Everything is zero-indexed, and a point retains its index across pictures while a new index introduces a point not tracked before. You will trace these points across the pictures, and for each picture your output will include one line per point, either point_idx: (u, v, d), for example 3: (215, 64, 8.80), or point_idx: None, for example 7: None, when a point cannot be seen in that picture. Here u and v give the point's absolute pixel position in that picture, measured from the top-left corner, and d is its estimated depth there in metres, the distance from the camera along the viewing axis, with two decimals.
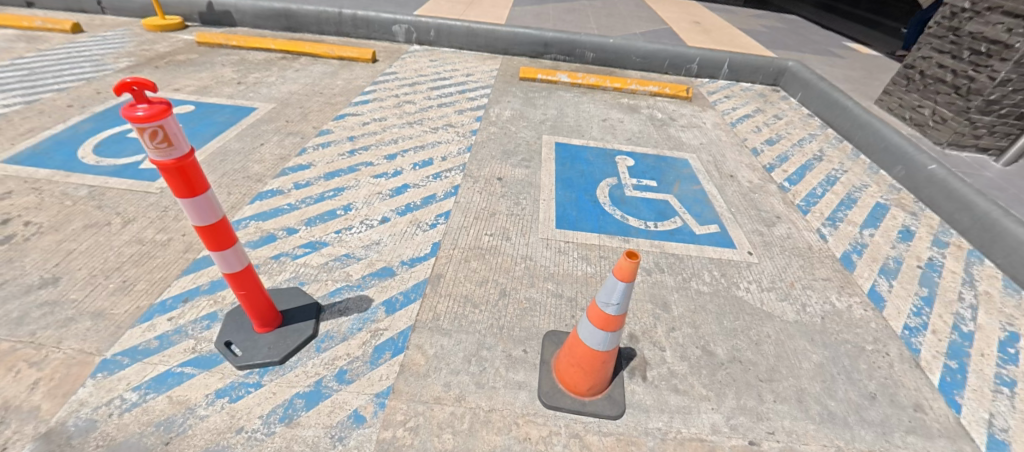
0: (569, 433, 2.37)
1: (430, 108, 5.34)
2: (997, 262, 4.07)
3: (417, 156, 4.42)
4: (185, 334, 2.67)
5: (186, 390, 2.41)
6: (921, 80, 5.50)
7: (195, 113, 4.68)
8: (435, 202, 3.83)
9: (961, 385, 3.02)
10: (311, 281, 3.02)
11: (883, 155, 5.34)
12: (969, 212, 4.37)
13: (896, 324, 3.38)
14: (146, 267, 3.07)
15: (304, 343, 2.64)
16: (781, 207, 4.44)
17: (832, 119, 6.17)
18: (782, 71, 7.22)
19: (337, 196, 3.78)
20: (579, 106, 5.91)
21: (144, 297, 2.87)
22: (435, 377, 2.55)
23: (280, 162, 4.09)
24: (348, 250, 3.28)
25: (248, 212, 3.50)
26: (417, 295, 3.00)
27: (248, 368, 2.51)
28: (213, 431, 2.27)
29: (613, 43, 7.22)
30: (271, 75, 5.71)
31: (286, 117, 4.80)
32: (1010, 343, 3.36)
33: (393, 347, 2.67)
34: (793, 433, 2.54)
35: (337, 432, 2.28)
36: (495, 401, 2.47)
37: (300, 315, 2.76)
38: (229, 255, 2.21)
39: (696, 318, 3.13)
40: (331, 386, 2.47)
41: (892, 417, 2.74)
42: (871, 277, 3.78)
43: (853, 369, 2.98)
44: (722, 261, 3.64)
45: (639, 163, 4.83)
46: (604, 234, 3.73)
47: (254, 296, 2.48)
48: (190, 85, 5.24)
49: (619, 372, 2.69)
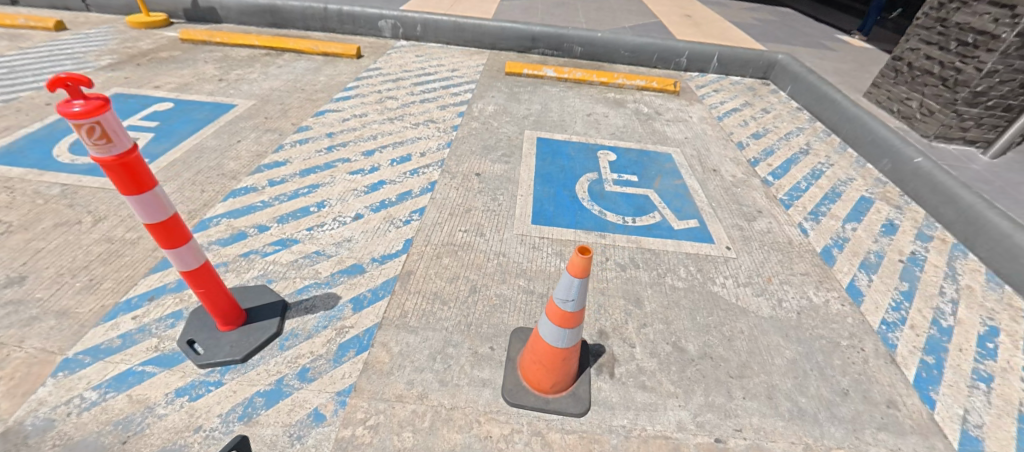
0: (531, 431, 2.35)
1: (412, 103, 5.29)
2: (981, 256, 4.03)
3: (395, 152, 4.37)
4: (149, 333, 2.65)
5: (146, 389, 2.40)
6: (909, 73, 5.43)
7: (174, 111, 4.63)
8: (410, 198, 3.79)
9: (936, 381, 2.98)
10: (279, 278, 3.00)
11: (870, 148, 5.29)
12: (954, 205, 4.33)
13: (873, 319, 3.34)
14: (114, 265, 3.05)
15: (267, 341, 2.62)
16: (764, 202, 4.40)
17: (820, 112, 6.12)
18: (772, 64, 7.13)
19: (311, 192, 3.74)
20: (564, 101, 5.85)
21: (110, 295, 2.85)
22: (398, 375, 2.52)
23: (256, 159, 4.05)
24: (319, 247, 3.25)
25: (220, 210, 3.47)
26: (385, 293, 2.97)
27: (209, 366, 2.49)
28: (171, 429, 2.25)
29: (602, 37, 7.15)
30: (253, 71, 5.66)
31: (265, 113, 4.76)
32: (989, 338, 3.34)
33: (358, 345, 2.65)
34: (760, 430, 2.51)
35: (296, 430, 2.26)
36: (458, 399, 2.45)
37: (265, 313, 2.74)
38: (184, 252, 2.19)
39: (668, 313, 3.10)
40: (292, 384, 2.45)
41: (864, 413, 2.70)
42: (851, 271, 3.74)
43: (827, 365, 2.94)
44: (699, 256, 3.60)
45: (621, 158, 4.78)
46: (581, 229, 3.70)
47: (214, 294, 2.45)
48: (170, 83, 5.19)
49: (586, 369, 2.66)
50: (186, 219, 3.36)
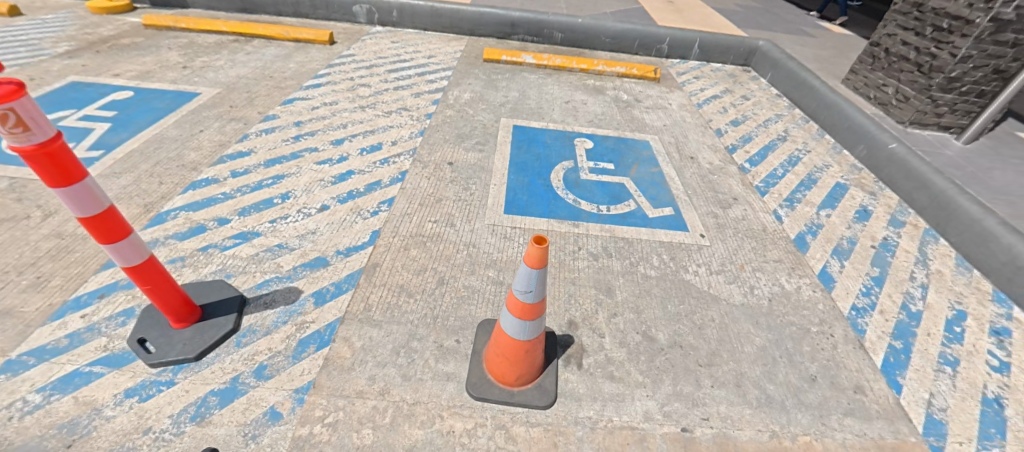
0: (495, 425, 2.30)
1: (385, 91, 5.14)
2: (952, 241, 4.07)
3: (365, 141, 4.24)
4: (98, 332, 2.54)
5: (93, 390, 2.29)
6: (886, 58, 5.42)
7: (133, 99, 4.44)
8: (379, 189, 3.69)
9: (903, 365, 3.00)
10: (238, 273, 2.89)
11: (846, 134, 5.29)
12: (926, 190, 4.35)
13: (843, 305, 3.35)
14: (63, 262, 2.91)
15: (223, 338, 2.53)
16: (740, 189, 4.37)
17: (799, 99, 6.09)
18: (753, 50, 7.06)
19: (275, 183, 3.62)
20: (543, 88, 5.73)
21: (59, 293, 2.72)
22: (360, 370, 2.45)
23: (219, 149, 3.91)
24: (281, 240, 3.15)
25: (179, 202, 3.33)
26: (349, 286, 2.89)
27: (161, 366, 2.39)
28: (119, 432, 2.16)
29: (582, 23, 7.03)
30: (220, 58, 5.44)
31: (231, 102, 4.58)
32: (956, 322, 3.38)
33: (318, 341, 2.57)
34: (727, 419, 2.50)
35: (251, 430, 2.19)
36: (421, 394, 2.39)
37: (221, 309, 2.64)
38: (124, 247, 2.09)
39: (639, 302, 3.06)
40: (248, 382, 2.37)
41: (831, 399, 2.71)
42: (824, 257, 3.74)
43: (796, 351, 2.94)
44: (673, 244, 3.57)
45: (598, 145, 4.71)
46: (554, 219, 3.63)
47: (162, 291, 2.36)
48: (131, 70, 4.95)
49: (553, 360, 2.62)
50: (142, 212, 3.22)
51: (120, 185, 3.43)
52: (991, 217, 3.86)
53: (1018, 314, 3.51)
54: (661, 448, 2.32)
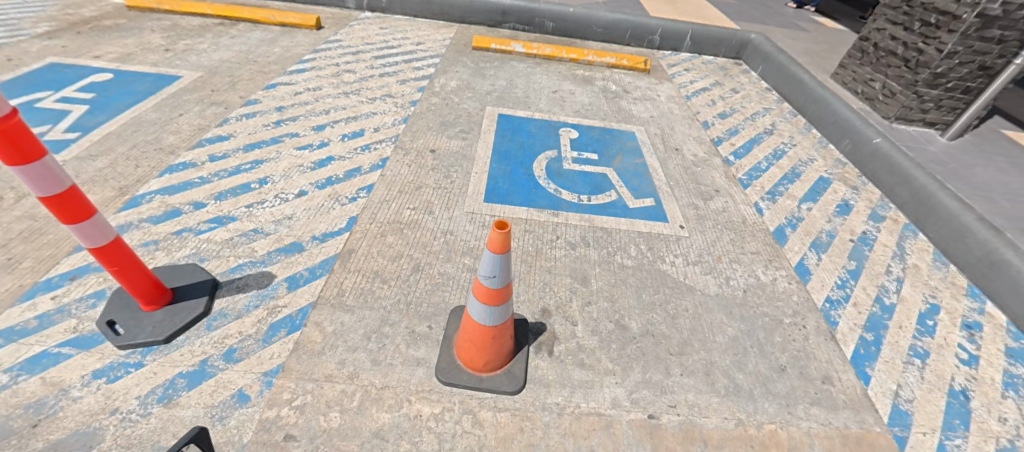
0: (462, 409, 2.32)
1: (371, 77, 5.09)
2: (930, 236, 4.11)
3: (348, 127, 4.21)
4: (68, 313, 2.54)
5: (61, 371, 2.29)
6: (874, 53, 5.40)
7: (112, 82, 4.38)
8: (358, 175, 3.67)
9: (873, 357, 3.04)
10: (211, 257, 2.88)
11: (832, 128, 5.30)
12: (908, 185, 4.38)
13: (818, 297, 3.39)
14: (35, 244, 2.89)
15: (194, 321, 2.53)
16: (722, 181, 4.38)
17: (788, 92, 6.08)
18: (744, 43, 6.98)
19: (254, 168, 3.60)
20: (531, 77, 5.68)
21: (29, 275, 2.70)
22: (330, 355, 2.46)
23: (198, 133, 3.87)
24: (256, 225, 3.14)
25: (155, 186, 3.31)
26: (323, 271, 2.89)
27: (130, 347, 2.39)
28: (85, 412, 2.16)
29: (573, 13, 6.95)
30: (203, 41, 5.36)
31: (212, 86, 4.53)
32: (929, 316, 3.42)
33: (290, 325, 2.58)
34: (694, 406, 2.53)
35: (218, 411, 2.20)
36: (390, 378, 2.40)
37: (193, 292, 2.64)
38: (88, 228, 2.09)
39: (614, 291, 3.08)
40: (217, 365, 2.38)
41: (798, 389, 2.74)
42: (801, 250, 3.78)
43: (767, 342, 2.97)
44: (651, 235, 3.58)
45: (583, 135, 4.70)
46: (534, 208, 3.63)
47: (129, 273, 2.35)
48: (112, 52, 4.87)
49: (524, 347, 2.63)
50: (117, 195, 3.19)
51: (96, 168, 3.40)
52: (969, 212, 3.88)
53: (990, 309, 3.55)
54: (627, 434, 2.35)
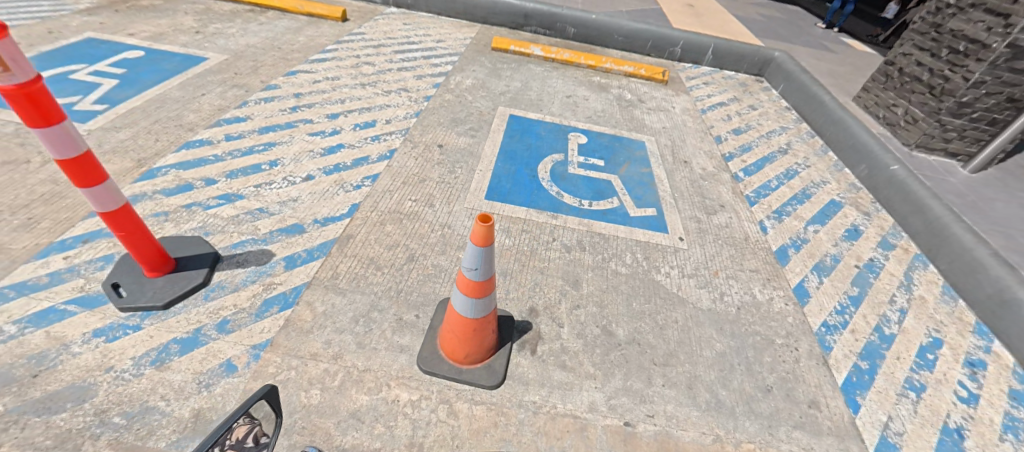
0: (439, 399, 2.36)
1: (388, 71, 5.19)
2: (941, 268, 4.00)
3: (360, 117, 4.31)
4: (77, 273, 2.67)
5: (65, 327, 2.41)
6: (899, 78, 5.28)
7: (143, 59, 4.57)
8: (366, 164, 3.76)
9: (865, 386, 2.98)
10: (216, 232, 2.99)
11: (849, 152, 5.20)
12: (922, 215, 4.27)
13: (814, 321, 3.34)
14: (54, 206, 3.04)
15: (192, 290, 2.63)
16: (728, 197, 4.34)
17: (807, 113, 5.97)
18: (767, 61, 6.88)
19: (266, 150, 3.72)
20: (546, 80, 5.70)
21: (45, 235, 2.84)
22: (317, 334, 2.53)
23: (217, 113, 4.02)
24: (262, 205, 3.24)
25: (171, 160, 3.45)
26: (321, 254, 2.97)
27: (130, 310, 2.51)
28: (83, 367, 2.27)
29: (596, 20, 6.96)
30: (232, 26, 5.55)
31: (236, 69, 4.69)
32: (930, 349, 3.33)
33: (282, 302, 2.66)
34: (672, 418, 2.52)
35: (205, 379, 2.29)
36: (372, 362, 2.46)
37: (195, 263, 2.75)
38: (101, 192, 2.22)
39: (604, 297, 3.09)
40: (210, 334, 2.47)
41: (782, 411, 2.70)
42: (803, 272, 3.72)
43: (756, 361, 2.94)
44: (649, 244, 3.58)
45: (592, 141, 4.71)
46: (534, 208, 3.66)
47: (136, 239, 2.46)
48: (145, 31, 5.08)
49: (507, 344, 2.66)
50: (135, 167, 3.34)
51: (119, 139, 3.56)
52: (983, 247, 3.78)
53: (997, 348, 3.44)
54: (600, 439, 2.35)
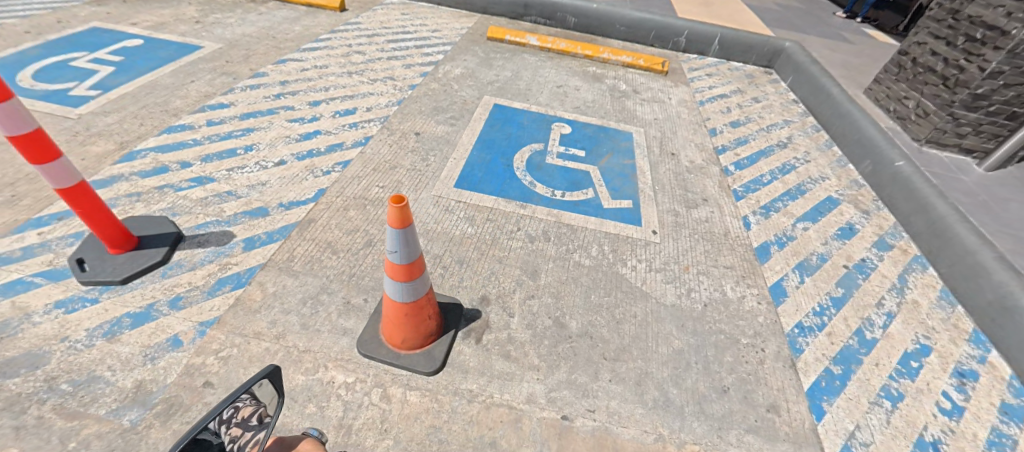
0: (374, 382, 2.37)
1: (378, 60, 5.22)
2: (941, 272, 3.74)
3: (342, 104, 4.35)
4: (48, 248, 2.79)
5: (29, 297, 2.52)
6: (912, 69, 4.95)
7: (142, 48, 4.75)
8: (339, 150, 3.80)
9: (834, 392, 2.82)
10: (183, 213, 3.09)
11: (854, 147, 4.92)
12: (925, 214, 4.00)
13: (788, 321, 3.18)
14: (37, 185, 3.19)
15: (151, 267, 2.73)
16: (713, 191, 4.18)
17: (814, 106, 5.68)
18: (777, 52, 6.56)
19: (244, 136, 3.81)
20: (538, 70, 5.61)
21: (25, 212, 2.99)
22: (264, 314, 2.59)
23: (203, 99, 4.13)
24: (231, 188, 3.32)
25: (152, 143, 3.57)
26: (280, 237, 3.03)
27: (91, 284, 2.61)
28: (40, 336, 2.36)
29: (597, 9, 6.81)
30: (232, 16, 5.69)
31: (228, 58, 4.81)
32: (915, 357, 3.12)
33: (235, 282, 2.73)
34: (615, 414, 2.45)
35: (151, 352, 2.36)
36: (313, 343, 2.49)
37: (157, 242, 2.84)
38: (56, 168, 2.31)
39: (562, 288, 3.03)
40: (161, 310, 2.55)
41: (736, 414, 2.57)
42: (783, 270, 3.55)
43: (715, 360, 2.82)
44: (618, 237, 3.49)
45: (576, 131, 4.61)
46: (503, 198, 3.62)
47: (95, 216, 2.56)
48: (148, 21, 5.27)
49: (452, 331, 2.64)
50: (116, 149, 3.47)
51: (106, 123, 3.71)
52: (987, 250, 3.51)
53: (993, 358, 3.20)
54: (534, 431, 2.31)
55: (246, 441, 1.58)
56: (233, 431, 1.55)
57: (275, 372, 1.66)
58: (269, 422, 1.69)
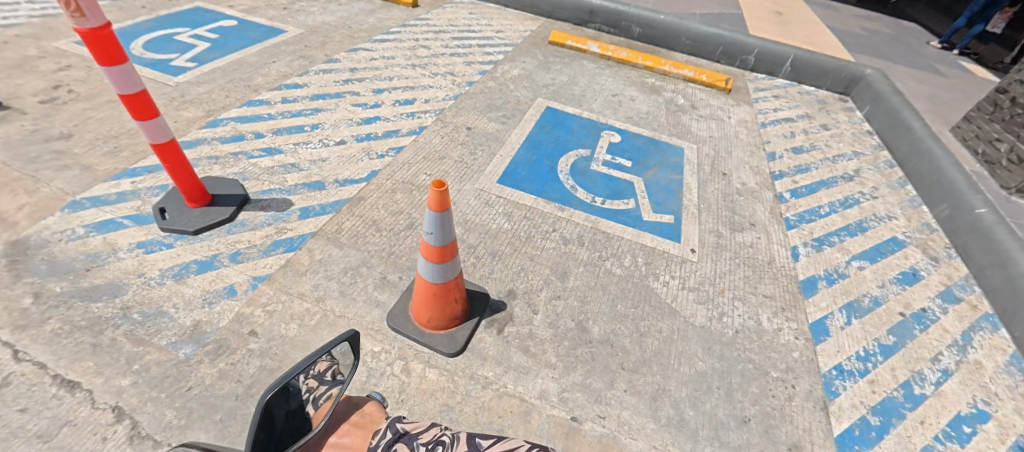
0: (398, 355, 2.52)
1: (442, 55, 5.45)
2: (1015, 333, 3.39)
3: (403, 94, 4.59)
4: (138, 196, 3.17)
5: (118, 236, 2.89)
6: (1009, 109, 4.50)
7: (235, 28, 5.24)
8: (395, 137, 4.02)
9: (868, 443, 2.62)
10: (251, 178, 3.40)
11: (931, 188, 4.54)
12: (1003, 269, 3.64)
13: (826, 361, 3.01)
14: (136, 140, 3.63)
15: (219, 223, 3.03)
16: (763, 216, 4.02)
17: (891, 140, 5.29)
18: (856, 79, 6.16)
19: (312, 115, 4.12)
20: (596, 77, 5.62)
21: (124, 162, 3.42)
22: (308, 277, 2.81)
23: (281, 78, 4.51)
24: (296, 161, 3.61)
25: (233, 114, 3.95)
26: (332, 210, 3.27)
27: (169, 231, 2.94)
28: (123, 270, 2.70)
29: (664, 21, 6.70)
30: (315, 5, 6.14)
31: (307, 42, 5.20)
32: (969, 422, 2.83)
33: (288, 245, 2.98)
34: (625, 424, 2.44)
35: (209, 297, 2.64)
36: (348, 310, 2.67)
37: (226, 201, 3.15)
38: (153, 126, 2.64)
39: (589, 293, 3.05)
40: (223, 261, 2.84)
41: (753, 446, 2.45)
42: (828, 308, 3.36)
43: (738, 388, 2.73)
44: (654, 251, 3.45)
45: (626, 141, 4.59)
46: (543, 198, 3.69)
47: (179, 171, 2.89)
48: (243, 4, 5.80)
49: (477, 318, 2.74)
50: (203, 116, 3.87)
51: (198, 92, 4.14)
52: None
53: None
54: (542, 427, 2.35)
55: (320, 394, 1.72)
56: (310, 382, 1.69)
57: (354, 335, 1.78)
58: (341, 379, 1.83)
